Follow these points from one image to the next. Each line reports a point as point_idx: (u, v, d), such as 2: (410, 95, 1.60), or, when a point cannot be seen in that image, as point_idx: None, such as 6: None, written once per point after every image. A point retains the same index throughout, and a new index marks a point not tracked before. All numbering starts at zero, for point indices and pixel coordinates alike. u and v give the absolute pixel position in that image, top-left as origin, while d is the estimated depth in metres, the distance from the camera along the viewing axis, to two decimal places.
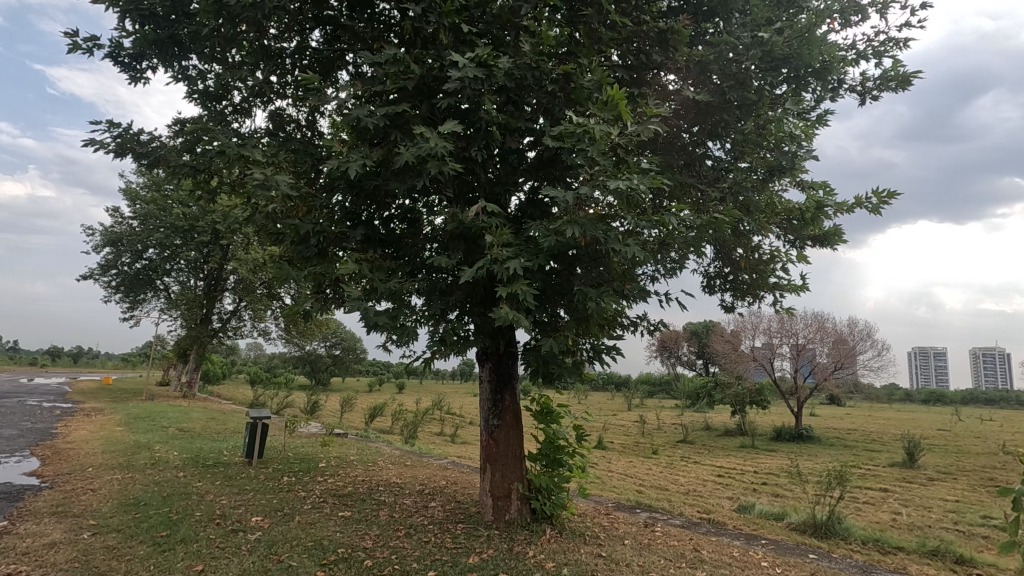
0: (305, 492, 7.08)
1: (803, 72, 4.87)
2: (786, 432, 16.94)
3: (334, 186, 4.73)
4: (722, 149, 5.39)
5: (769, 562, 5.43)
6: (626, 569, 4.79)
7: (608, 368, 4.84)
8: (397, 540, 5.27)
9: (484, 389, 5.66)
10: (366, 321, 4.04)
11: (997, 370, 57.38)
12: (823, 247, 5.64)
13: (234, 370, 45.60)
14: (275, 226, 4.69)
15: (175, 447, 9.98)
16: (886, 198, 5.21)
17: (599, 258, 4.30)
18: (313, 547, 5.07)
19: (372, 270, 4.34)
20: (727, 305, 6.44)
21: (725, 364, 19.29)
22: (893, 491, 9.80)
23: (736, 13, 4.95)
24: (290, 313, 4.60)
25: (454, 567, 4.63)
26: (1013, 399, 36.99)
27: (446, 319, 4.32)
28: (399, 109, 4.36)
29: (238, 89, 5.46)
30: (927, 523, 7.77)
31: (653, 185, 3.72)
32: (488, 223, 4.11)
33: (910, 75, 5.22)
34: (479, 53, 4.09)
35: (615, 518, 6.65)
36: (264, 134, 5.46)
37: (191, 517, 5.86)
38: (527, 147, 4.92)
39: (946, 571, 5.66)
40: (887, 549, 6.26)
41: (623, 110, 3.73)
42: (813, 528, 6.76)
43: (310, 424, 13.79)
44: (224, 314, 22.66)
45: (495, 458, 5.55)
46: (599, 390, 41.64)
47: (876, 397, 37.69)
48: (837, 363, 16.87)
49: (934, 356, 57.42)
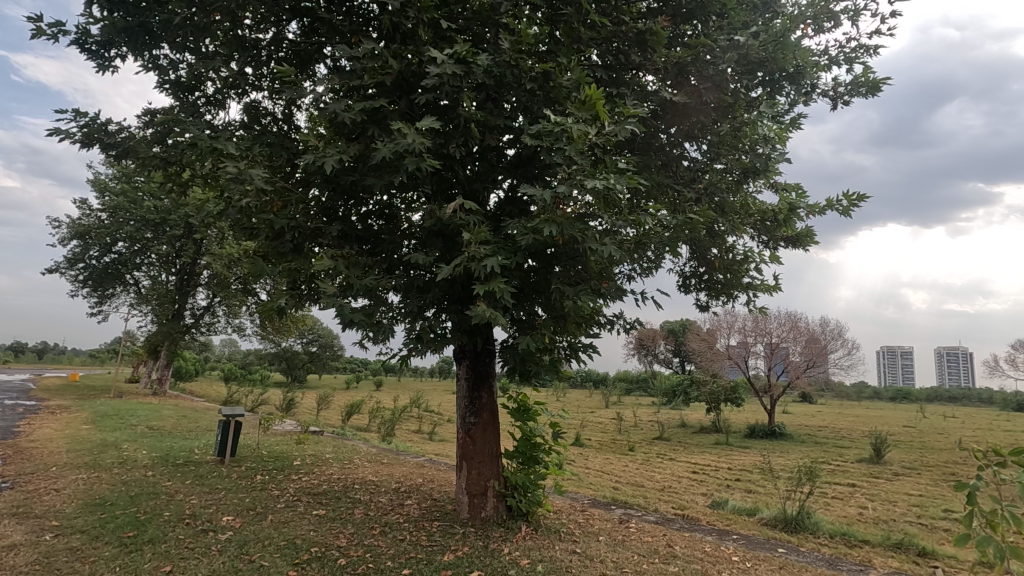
0: (277, 492, 6.95)
1: (778, 75, 4.98)
2: (759, 430, 17.25)
3: (311, 181, 4.69)
4: (698, 150, 5.44)
5: (739, 557, 5.53)
6: (600, 565, 4.84)
7: (585, 365, 4.89)
8: (372, 538, 5.23)
9: (461, 387, 5.65)
10: (343, 319, 3.98)
11: (961, 369, 59.36)
12: (796, 248, 5.74)
13: (207, 369, 44.62)
14: (250, 221, 4.62)
15: (143, 446, 9.71)
16: (857, 199, 5.30)
17: (577, 257, 4.33)
18: (286, 546, 5.00)
19: (348, 266, 4.29)
20: (702, 305, 6.50)
21: (701, 363, 19.59)
22: (860, 487, 10.07)
23: (713, 16, 4.98)
24: (264, 310, 4.51)
25: (429, 565, 4.62)
26: (975, 396, 38.25)
27: (423, 317, 4.35)
28: (376, 104, 4.29)
29: (211, 80, 5.34)
30: (892, 517, 8.00)
31: (629, 185, 3.77)
32: (465, 220, 4.07)
33: (881, 81, 5.33)
34: (457, 50, 4.10)
35: (590, 514, 6.72)
36: (238, 127, 5.35)
37: (159, 518, 5.73)
38: (506, 145, 4.92)
39: (911, 564, 5.82)
40: (853, 542, 6.43)
41: (601, 110, 3.74)
42: (783, 522, 6.92)
43: (284, 422, 13.59)
44: (197, 309, 22.19)
45: (471, 455, 5.55)
46: (577, 387, 41.98)
47: (846, 396, 38.73)
48: (810, 361, 17.29)
49: (901, 355, 59.21)
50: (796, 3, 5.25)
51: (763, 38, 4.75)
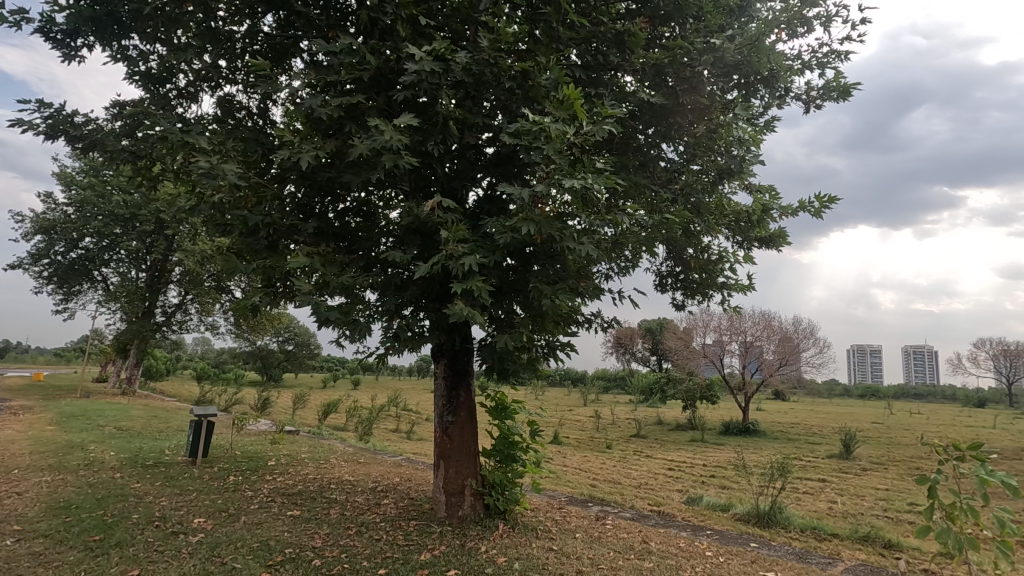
0: (251, 492, 6.85)
1: (753, 78, 5.08)
2: (734, 427, 17.56)
3: (286, 177, 4.62)
4: (675, 151, 5.50)
5: (713, 551, 5.63)
6: (576, 562, 4.87)
7: (563, 363, 4.92)
8: (348, 538, 5.18)
9: (439, 386, 5.63)
10: (318, 318, 3.93)
11: (926, 367, 61.29)
12: (769, 249, 5.87)
13: (179, 368, 43.70)
14: (223, 217, 4.53)
15: (111, 447, 9.47)
16: (828, 202, 5.43)
17: (555, 256, 4.36)
18: (259, 548, 4.92)
19: (324, 264, 4.23)
20: (678, 305, 6.59)
21: (678, 361, 19.84)
22: (830, 481, 10.34)
23: (690, 19, 5.04)
24: (237, 307, 4.42)
25: (405, 565, 4.59)
26: (940, 393, 39.53)
27: (400, 315, 4.33)
28: (354, 100, 4.24)
29: (183, 72, 5.21)
30: (860, 511, 8.23)
31: (607, 185, 3.80)
32: (443, 218, 4.04)
33: (852, 86, 5.45)
34: (436, 47, 4.07)
35: (567, 511, 6.76)
36: (211, 121, 5.24)
37: (127, 520, 5.59)
38: (485, 143, 4.91)
39: (876, 556, 6.00)
40: (823, 536, 6.60)
41: (579, 109, 3.76)
42: (756, 518, 7.06)
43: (258, 422, 13.37)
44: (168, 307, 21.66)
45: (449, 454, 5.53)
46: (556, 386, 42.19)
47: (817, 393, 39.69)
48: (782, 360, 17.65)
49: (870, 354, 60.85)
50: (771, 7, 5.34)
51: (739, 41, 4.80)
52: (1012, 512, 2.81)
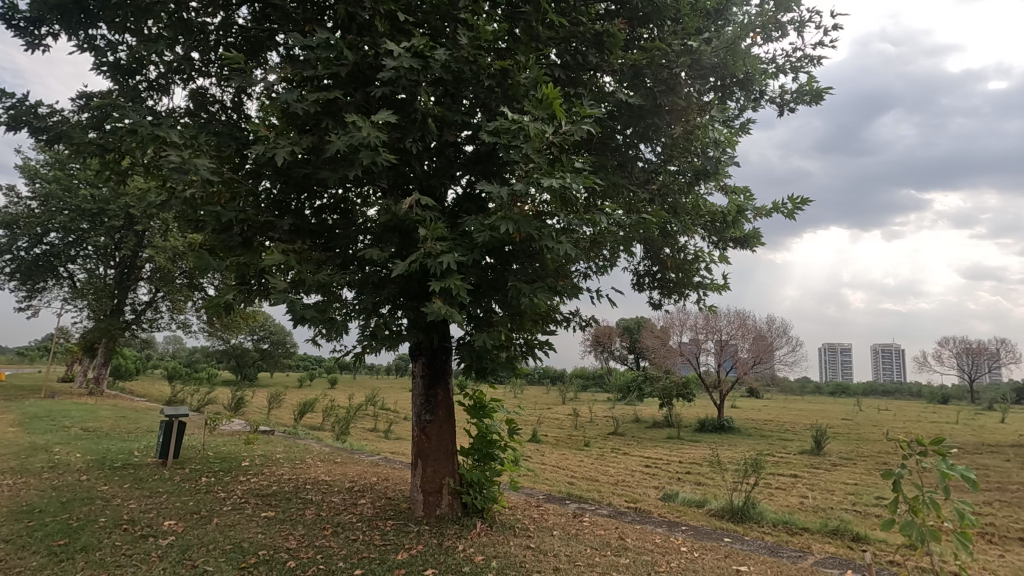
0: (224, 493, 6.73)
1: (729, 81, 5.16)
2: (709, 424, 17.85)
3: (261, 173, 4.54)
4: (653, 152, 5.55)
5: (688, 547, 5.72)
6: (553, 559, 4.89)
7: (541, 362, 4.94)
8: (323, 539, 5.12)
9: (416, 384, 5.59)
10: (294, 316, 3.87)
11: (894, 364, 63.09)
12: (743, 249, 5.99)
13: (149, 367, 42.64)
14: (195, 213, 4.43)
15: (77, 449, 9.19)
16: (801, 203, 5.54)
17: (534, 255, 4.37)
18: (231, 550, 4.83)
19: (300, 262, 4.17)
20: (655, 303, 6.66)
21: (655, 359, 20.07)
22: (802, 477, 10.58)
23: (667, 21, 5.08)
24: (210, 306, 4.32)
25: (381, 565, 4.56)
26: (906, 390, 40.76)
27: (378, 313, 4.30)
28: (331, 96, 4.19)
29: (154, 63, 5.08)
30: (830, 505, 8.44)
31: (585, 184, 3.82)
32: (421, 216, 4.03)
33: (824, 91, 5.57)
34: (415, 43, 4.03)
35: (545, 509, 6.78)
36: (183, 114, 5.12)
37: (94, 524, 5.44)
38: (464, 141, 4.89)
39: (845, 548, 6.17)
40: (794, 530, 6.75)
41: (558, 109, 3.77)
42: (730, 513, 7.19)
43: (232, 422, 13.12)
44: (138, 305, 21.10)
45: (426, 453, 5.50)
46: (535, 384, 42.31)
47: (790, 390, 40.57)
48: (756, 358, 17.98)
49: (841, 352, 62.39)
50: (747, 11, 5.42)
51: (715, 43, 4.85)
52: (970, 504, 2.91)
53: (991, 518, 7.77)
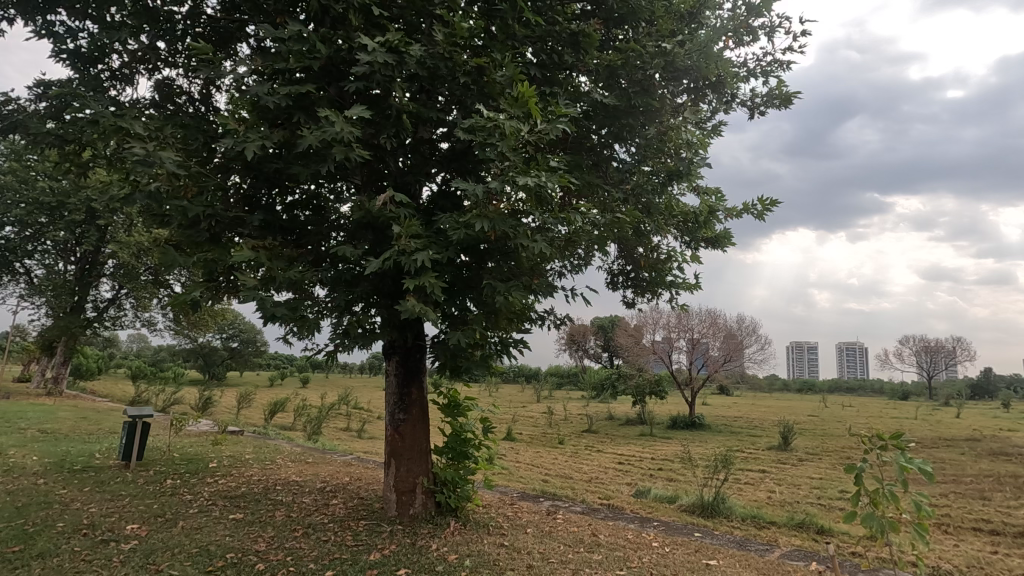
0: (190, 495, 6.56)
1: (702, 83, 5.25)
2: (681, 421, 18.14)
3: (231, 168, 4.43)
4: (627, 152, 5.58)
5: (659, 542, 5.81)
6: (527, 556, 4.91)
7: (516, 361, 4.92)
8: (293, 541, 5.04)
9: (390, 383, 5.54)
10: (264, 313, 3.79)
11: (858, 362, 65.07)
12: (714, 249, 6.11)
13: (111, 366, 41.26)
14: (160, 207, 4.30)
15: (34, 451, 8.83)
16: (769, 205, 5.67)
17: (509, 253, 4.36)
18: (197, 554, 4.71)
19: (271, 258, 4.08)
20: (628, 302, 6.73)
21: (628, 357, 20.30)
22: (769, 472, 10.84)
23: (642, 22, 5.14)
24: (176, 303, 4.20)
25: (353, 566, 4.51)
26: (869, 387, 42.11)
27: (351, 311, 4.24)
28: (303, 90, 4.10)
29: (117, 52, 4.91)
30: (796, 499, 8.67)
31: (560, 183, 3.83)
32: (395, 214, 3.99)
33: (792, 95, 5.70)
34: (389, 38, 3.98)
35: (519, 507, 6.80)
36: (148, 105, 4.96)
37: (51, 529, 5.24)
38: (439, 139, 4.86)
39: (810, 541, 6.34)
40: (762, 524, 6.92)
41: (534, 107, 3.78)
42: (701, 508, 7.32)
43: (199, 422, 12.80)
44: (100, 302, 20.41)
45: (400, 452, 5.45)
46: (509, 382, 42.35)
47: (758, 387, 41.55)
48: (726, 356, 18.33)
49: (807, 350, 64.12)
50: (719, 15, 5.50)
51: (688, 46, 4.92)
52: (927, 495, 3.02)
53: (946, 510, 8.09)
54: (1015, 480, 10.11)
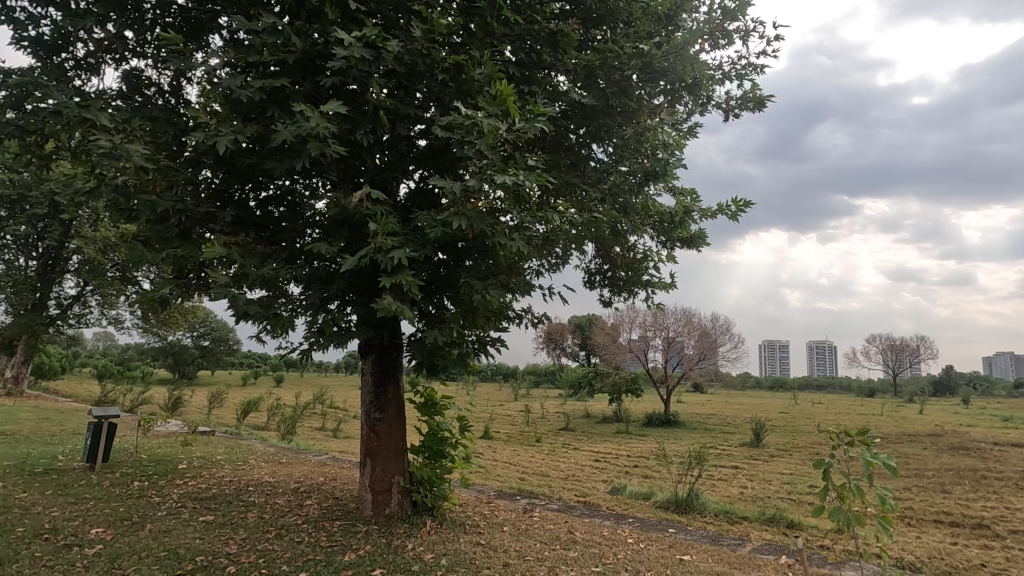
0: (158, 497, 6.39)
1: (678, 85, 5.32)
2: (656, 418, 18.38)
3: (202, 162, 4.33)
4: (605, 152, 5.61)
5: (634, 538, 5.88)
6: (503, 554, 4.92)
7: (493, 359, 4.91)
8: (266, 542, 4.95)
9: (366, 382, 5.48)
10: (236, 311, 3.72)
11: (827, 361, 66.77)
12: (689, 249, 6.21)
13: (75, 365, 39.91)
14: (127, 201, 4.18)
15: None
16: (743, 206, 5.78)
17: (487, 252, 4.35)
18: (165, 557, 4.60)
19: (243, 255, 4.00)
20: (605, 301, 6.78)
21: (605, 355, 20.48)
22: (741, 468, 11.06)
23: (620, 23, 5.18)
24: (143, 300, 4.08)
25: (328, 567, 4.46)
26: (838, 385, 43.26)
27: (326, 309, 4.19)
28: (278, 83, 4.03)
29: (83, 41, 4.74)
30: (768, 494, 8.87)
31: (538, 182, 3.84)
32: (372, 211, 3.95)
33: (766, 98, 5.81)
34: (366, 33, 3.93)
35: (495, 505, 6.82)
36: (115, 96, 4.81)
37: (10, 534, 5.05)
38: (417, 135, 4.82)
39: (780, 535, 6.50)
40: (734, 519, 7.06)
41: (512, 106, 3.77)
42: (675, 504, 7.42)
43: (168, 422, 12.47)
44: (64, 299, 19.74)
45: (376, 451, 5.40)
46: (487, 381, 42.34)
47: (732, 385, 42.34)
48: (701, 354, 18.63)
49: (779, 348, 65.59)
50: (695, 18, 5.57)
51: (665, 48, 4.99)
52: (891, 489, 3.12)
53: (910, 503, 8.36)
54: (973, 473, 10.51)
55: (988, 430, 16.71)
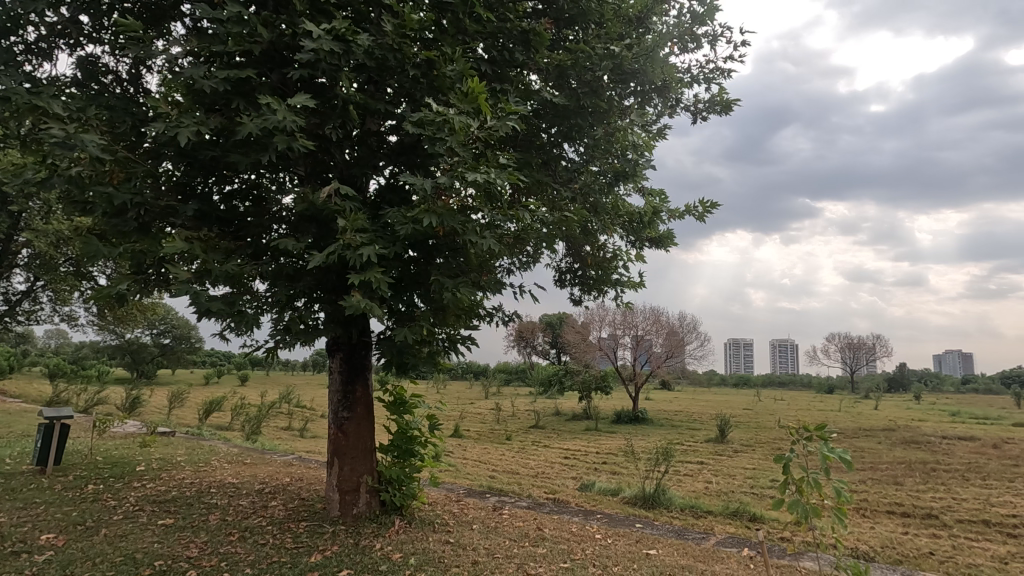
0: (114, 501, 6.16)
1: (648, 87, 5.40)
2: (625, 415, 18.64)
3: (162, 154, 4.19)
4: (576, 152, 5.65)
5: (601, 534, 5.95)
6: (472, 552, 4.92)
7: (464, 357, 4.89)
8: (229, 545, 4.84)
9: (334, 380, 5.39)
10: (198, 308, 3.61)
11: (789, 359, 68.88)
12: (657, 248, 6.32)
13: (24, 364, 38.03)
14: (82, 193, 4.02)
15: None
16: (709, 207, 5.91)
17: (458, 250, 4.33)
18: (122, 562, 4.44)
19: (206, 250, 3.89)
20: (575, 299, 6.83)
21: (575, 353, 20.66)
22: (707, 463, 11.32)
23: (591, 24, 5.23)
24: (99, 297, 3.93)
25: (293, 568, 4.38)
26: (799, 382, 44.65)
27: (293, 306, 4.10)
28: (243, 75, 3.93)
29: (34, 24, 4.53)
30: (731, 489, 9.10)
31: (509, 180, 3.84)
32: (340, 207, 3.89)
33: (732, 102, 5.95)
34: (336, 26, 3.86)
35: (465, 503, 6.80)
36: (69, 84, 4.61)
37: None
38: (388, 131, 4.76)
39: (742, 528, 6.68)
40: (699, 513, 7.22)
41: (483, 104, 3.76)
42: (643, 500, 7.55)
43: (126, 423, 12.04)
44: (13, 295, 18.80)
45: (344, 450, 5.33)
46: (458, 379, 42.23)
47: (698, 382, 43.27)
48: (669, 352, 18.97)
49: (743, 346, 67.31)
50: (665, 21, 5.66)
51: (635, 50, 5.06)
52: (846, 482, 3.23)
53: (865, 495, 8.70)
54: (923, 466, 11.00)
55: (937, 424, 17.51)
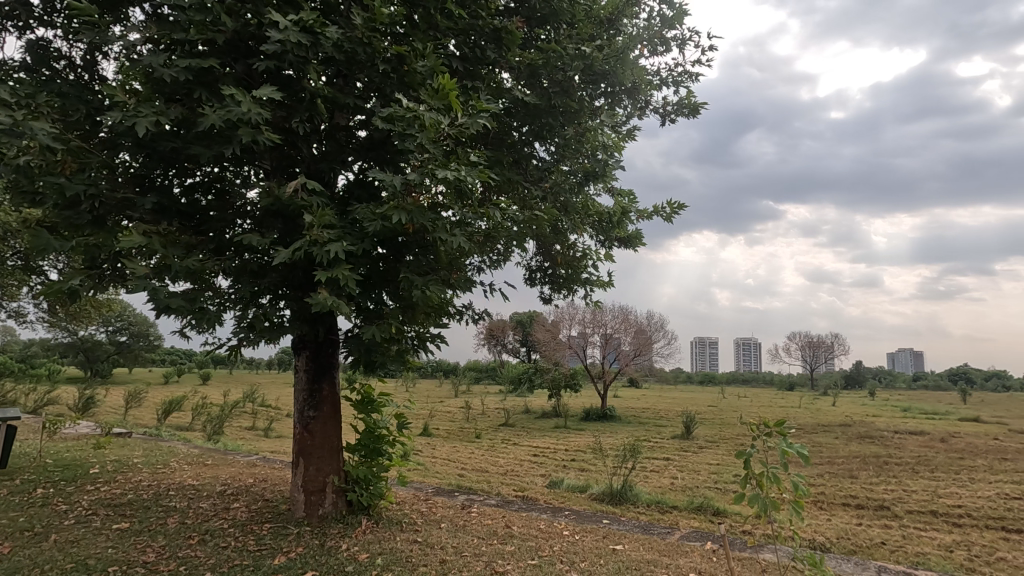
0: (65, 505, 5.90)
1: (618, 89, 5.46)
2: (593, 413, 18.84)
3: (119, 144, 4.03)
4: (547, 151, 5.67)
5: (569, 530, 6.00)
6: (440, 551, 4.90)
7: (433, 356, 4.85)
8: (188, 549, 4.69)
9: (300, 379, 5.29)
10: (156, 304, 3.49)
11: (752, 357, 70.80)
12: (626, 248, 6.41)
13: None
14: (30, 183, 3.84)
15: None
16: (677, 208, 6.02)
17: (428, 247, 4.30)
18: (73, 569, 4.27)
19: (165, 245, 3.76)
20: (545, 298, 6.86)
21: (545, 352, 20.77)
22: (673, 460, 11.54)
23: (563, 24, 5.26)
24: (49, 292, 3.75)
25: (256, 571, 4.28)
26: (762, 379, 45.94)
27: (257, 303, 4.01)
28: (205, 64, 3.80)
29: None
30: (696, 484, 9.31)
31: (480, 178, 3.83)
32: (307, 202, 3.81)
33: (699, 105, 6.07)
34: (303, 17, 3.78)
35: (434, 502, 6.76)
36: (17, 68, 4.39)
37: None
38: (357, 126, 4.68)
39: (706, 522, 6.84)
40: (664, 508, 7.35)
41: (455, 101, 3.73)
42: (610, 496, 7.65)
43: (78, 423, 11.54)
44: None
45: (309, 450, 5.23)
46: (427, 378, 41.94)
47: (665, 380, 44.08)
48: (637, 350, 19.25)
49: (709, 345, 68.84)
50: (635, 24, 5.73)
51: (606, 52, 5.12)
52: (804, 476, 3.33)
53: (822, 488, 9.01)
54: (877, 460, 11.46)
55: (890, 420, 18.24)
